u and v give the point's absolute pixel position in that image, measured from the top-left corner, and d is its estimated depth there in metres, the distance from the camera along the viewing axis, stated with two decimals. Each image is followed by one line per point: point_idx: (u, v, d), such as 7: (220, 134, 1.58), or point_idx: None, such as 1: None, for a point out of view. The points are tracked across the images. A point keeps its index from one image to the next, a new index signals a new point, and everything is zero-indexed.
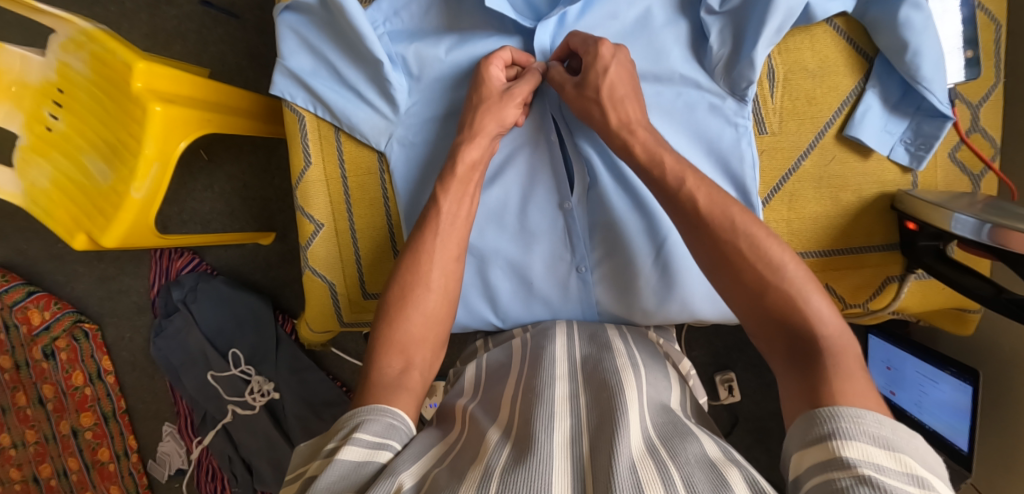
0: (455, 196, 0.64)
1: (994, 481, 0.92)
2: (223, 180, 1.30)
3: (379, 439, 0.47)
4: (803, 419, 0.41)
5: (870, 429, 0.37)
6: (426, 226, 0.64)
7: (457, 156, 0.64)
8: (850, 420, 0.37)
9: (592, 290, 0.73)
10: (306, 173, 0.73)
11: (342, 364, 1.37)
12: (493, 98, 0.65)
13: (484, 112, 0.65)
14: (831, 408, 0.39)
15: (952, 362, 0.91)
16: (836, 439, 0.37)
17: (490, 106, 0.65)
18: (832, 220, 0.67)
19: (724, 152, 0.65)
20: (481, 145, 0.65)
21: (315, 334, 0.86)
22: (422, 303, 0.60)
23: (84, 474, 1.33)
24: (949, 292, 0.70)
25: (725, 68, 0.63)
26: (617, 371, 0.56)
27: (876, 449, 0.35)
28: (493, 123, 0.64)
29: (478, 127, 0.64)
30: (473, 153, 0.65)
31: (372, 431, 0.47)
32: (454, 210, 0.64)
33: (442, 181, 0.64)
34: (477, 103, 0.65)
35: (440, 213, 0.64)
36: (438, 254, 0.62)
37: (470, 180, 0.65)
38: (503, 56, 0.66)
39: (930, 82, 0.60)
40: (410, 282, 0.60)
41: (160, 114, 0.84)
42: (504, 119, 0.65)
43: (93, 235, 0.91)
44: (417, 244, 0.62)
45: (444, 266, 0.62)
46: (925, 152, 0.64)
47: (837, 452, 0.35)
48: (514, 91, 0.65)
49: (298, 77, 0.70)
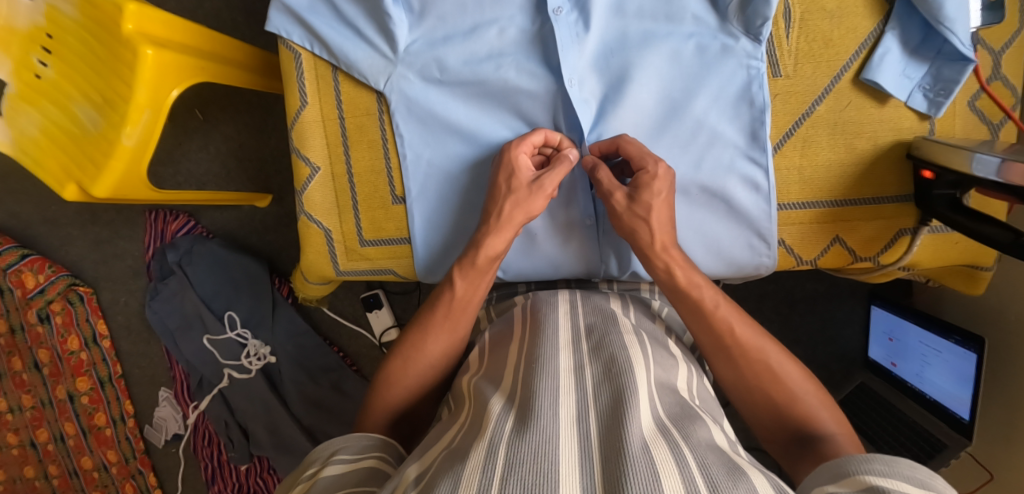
0: (470, 281, 0.64)
1: (993, 450, 0.91)
2: (218, 140, 1.27)
3: (357, 455, 0.52)
4: (817, 472, 0.45)
5: (904, 471, 0.40)
6: (436, 303, 0.66)
7: (479, 247, 0.63)
8: (884, 463, 0.41)
9: (594, 246, 0.74)
10: (302, 113, 0.71)
11: (340, 330, 1.35)
12: (521, 189, 0.63)
13: (514, 203, 0.63)
14: (865, 453, 0.43)
15: (956, 331, 0.89)
16: (867, 475, 0.40)
17: (519, 199, 0.63)
18: (846, 168, 0.65)
19: (734, 95, 0.63)
20: (506, 237, 0.63)
21: (313, 287, 0.85)
22: (421, 373, 0.64)
23: (81, 439, 1.31)
24: (961, 246, 0.68)
25: (739, 7, 0.61)
26: (623, 346, 0.54)
27: (910, 486, 0.38)
28: (520, 215, 0.63)
29: (506, 218, 0.63)
30: (494, 242, 0.63)
31: (351, 451, 0.52)
32: (467, 295, 0.65)
33: (460, 266, 0.64)
34: (505, 191, 0.64)
35: (454, 296, 0.64)
36: (442, 332, 0.64)
37: (488, 269, 0.65)
38: (533, 141, 0.64)
39: (954, 21, 0.57)
40: (412, 355, 0.64)
41: (152, 58, 0.81)
42: (532, 210, 0.63)
43: (83, 185, 0.88)
44: (423, 317, 0.66)
45: (445, 344, 0.64)
46: (944, 98, 0.61)
47: (866, 479, 0.40)
48: (544, 181, 0.63)
49: (295, 13, 0.67)
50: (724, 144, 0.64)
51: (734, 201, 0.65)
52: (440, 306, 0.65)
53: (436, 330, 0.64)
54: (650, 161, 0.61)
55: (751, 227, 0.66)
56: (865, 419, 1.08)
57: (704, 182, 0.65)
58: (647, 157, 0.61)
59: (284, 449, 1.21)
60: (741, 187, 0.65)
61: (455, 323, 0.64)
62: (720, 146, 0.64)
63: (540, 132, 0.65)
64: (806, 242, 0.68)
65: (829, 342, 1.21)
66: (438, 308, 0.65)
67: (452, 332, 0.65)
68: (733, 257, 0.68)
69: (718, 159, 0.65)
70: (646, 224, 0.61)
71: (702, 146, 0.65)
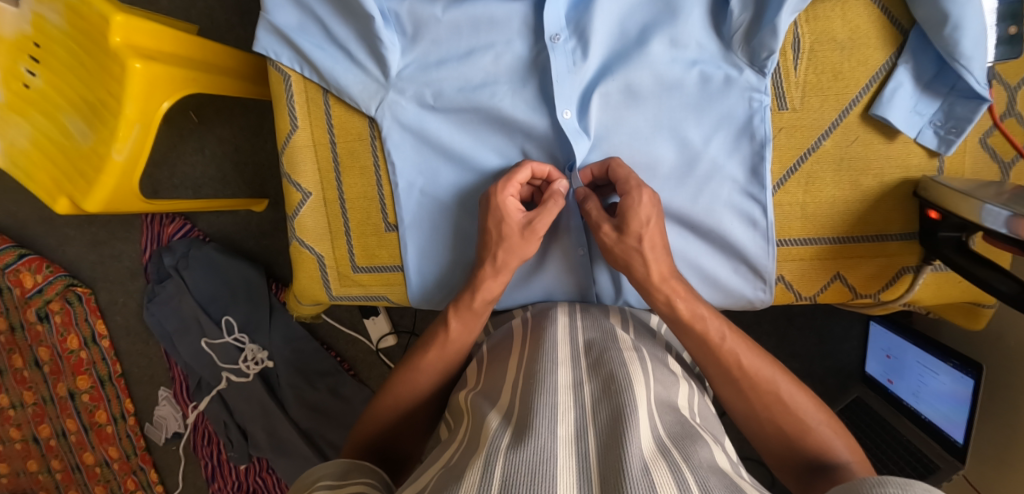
0: (466, 322, 0.64)
1: (986, 473, 0.91)
2: (213, 143, 1.25)
3: (340, 481, 0.50)
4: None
5: None
6: (431, 344, 0.65)
7: (475, 291, 0.63)
8: (898, 486, 0.39)
9: (587, 271, 0.73)
10: (292, 137, 0.70)
11: (337, 334, 1.34)
12: (515, 235, 0.61)
13: (507, 250, 0.61)
14: (878, 476, 0.41)
15: (954, 355, 0.87)
16: None
17: (513, 245, 0.61)
18: (850, 205, 0.63)
19: (735, 129, 0.61)
20: (502, 282, 0.63)
21: (306, 307, 0.83)
22: (405, 409, 0.64)
23: (82, 435, 1.31)
24: (965, 286, 0.66)
25: (744, 37, 0.58)
26: (623, 362, 0.53)
27: None
28: (515, 260, 0.62)
29: (502, 266, 0.62)
30: (488, 285, 0.63)
31: (333, 477, 0.51)
32: (461, 337, 0.64)
33: (455, 306, 0.64)
34: (496, 238, 0.62)
35: (449, 337, 0.64)
36: (435, 371, 0.64)
37: (482, 311, 0.64)
38: (519, 179, 0.61)
39: (969, 60, 0.55)
40: (402, 393, 0.64)
41: (141, 71, 0.79)
42: (527, 255, 0.62)
43: (74, 199, 0.86)
44: (415, 356, 0.65)
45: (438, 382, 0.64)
46: (955, 136, 0.59)
47: None
48: (536, 224, 0.61)
49: (283, 34, 0.66)
50: (720, 178, 0.62)
51: (731, 237, 0.64)
52: (435, 345, 0.64)
53: (429, 369, 0.64)
54: (634, 186, 0.59)
55: (750, 263, 0.65)
56: (861, 435, 1.07)
57: (698, 215, 0.63)
58: (630, 183, 0.59)
59: (280, 451, 1.21)
60: (739, 223, 0.63)
61: (449, 362, 0.64)
62: (717, 180, 0.63)
63: (525, 167, 0.62)
64: (805, 278, 0.66)
65: (828, 356, 1.20)
66: (434, 348, 0.64)
67: (446, 369, 0.64)
68: (727, 292, 0.67)
69: (715, 195, 0.63)
70: (639, 255, 0.58)
71: (700, 178, 0.63)
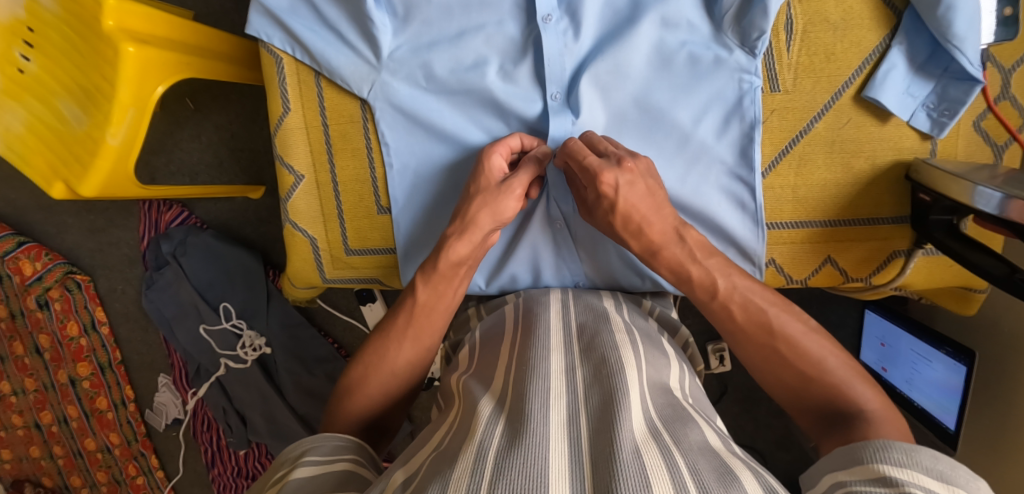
0: (434, 288, 0.63)
1: (978, 459, 0.91)
2: (210, 130, 1.25)
3: (329, 457, 0.51)
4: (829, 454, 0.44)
5: (924, 464, 0.37)
6: (400, 309, 0.65)
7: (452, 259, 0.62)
8: (903, 452, 0.38)
9: (573, 246, 0.73)
10: (284, 120, 0.71)
11: (334, 321, 1.35)
12: (490, 189, 0.61)
13: (482, 203, 0.61)
14: (884, 439, 0.40)
15: (948, 342, 0.88)
16: (881, 466, 0.38)
17: (488, 198, 0.61)
18: (842, 187, 0.63)
19: (726, 110, 0.61)
20: (471, 241, 0.61)
21: (301, 291, 0.84)
22: (383, 385, 0.63)
23: (84, 421, 1.33)
24: (957, 270, 0.66)
25: (734, 17, 0.58)
26: (615, 346, 0.53)
27: (931, 480, 0.36)
28: (487, 217, 0.60)
29: (472, 221, 0.61)
30: (460, 246, 0.61)
31: (321, 452, 0.51)
32: (431, 302, 0.64)
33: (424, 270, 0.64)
34: (472, 192, 0.62)
35: (416, 303, 0.64)
36: (405, 341, 0.64)
37: (454, 275, 0.63)
38: (509, 143, 0.62)
39: (963, 40, 0.54)
40: (373, 363, 0.64)
41: (135, 55, 0.79)
42: (500, 213, 0.61)
43: (70, 184, 0.87)
44: (387, 324, 0.65)
45: (411, 353, 0.64)
46: (948, 118, 0.59)
47: (884, 471, 0.37)
48: (513, 182, 0.61)
49: (275, 15, 0.66)
50: (710, 160, 0.62)
51: (722, 220, 0.64)
52: (403, 311, 0.64)
53: (399, 339, 0.64)
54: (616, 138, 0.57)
55: (739, 246, 0.65)
56: None
57: (689, 197, 0.63)
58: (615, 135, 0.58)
59: (279, 436, 1.22)
60: (729, 206, 0.64)
61: (417, 330, 0.64)
62: (707, 162, 0.63)
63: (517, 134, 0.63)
64: (796, 261, 0.66)
65: None
66: (402, 315, 0.64)
67: (416, 339, 0.64)
68: None
69: (704, 177, 0.63)
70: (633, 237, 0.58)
71: (690, 160, 0.63)
